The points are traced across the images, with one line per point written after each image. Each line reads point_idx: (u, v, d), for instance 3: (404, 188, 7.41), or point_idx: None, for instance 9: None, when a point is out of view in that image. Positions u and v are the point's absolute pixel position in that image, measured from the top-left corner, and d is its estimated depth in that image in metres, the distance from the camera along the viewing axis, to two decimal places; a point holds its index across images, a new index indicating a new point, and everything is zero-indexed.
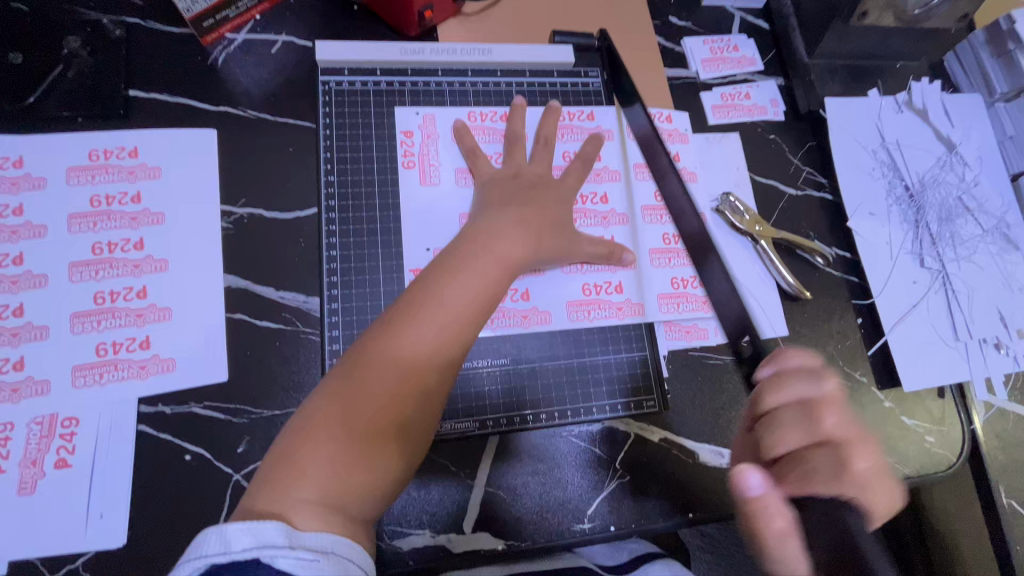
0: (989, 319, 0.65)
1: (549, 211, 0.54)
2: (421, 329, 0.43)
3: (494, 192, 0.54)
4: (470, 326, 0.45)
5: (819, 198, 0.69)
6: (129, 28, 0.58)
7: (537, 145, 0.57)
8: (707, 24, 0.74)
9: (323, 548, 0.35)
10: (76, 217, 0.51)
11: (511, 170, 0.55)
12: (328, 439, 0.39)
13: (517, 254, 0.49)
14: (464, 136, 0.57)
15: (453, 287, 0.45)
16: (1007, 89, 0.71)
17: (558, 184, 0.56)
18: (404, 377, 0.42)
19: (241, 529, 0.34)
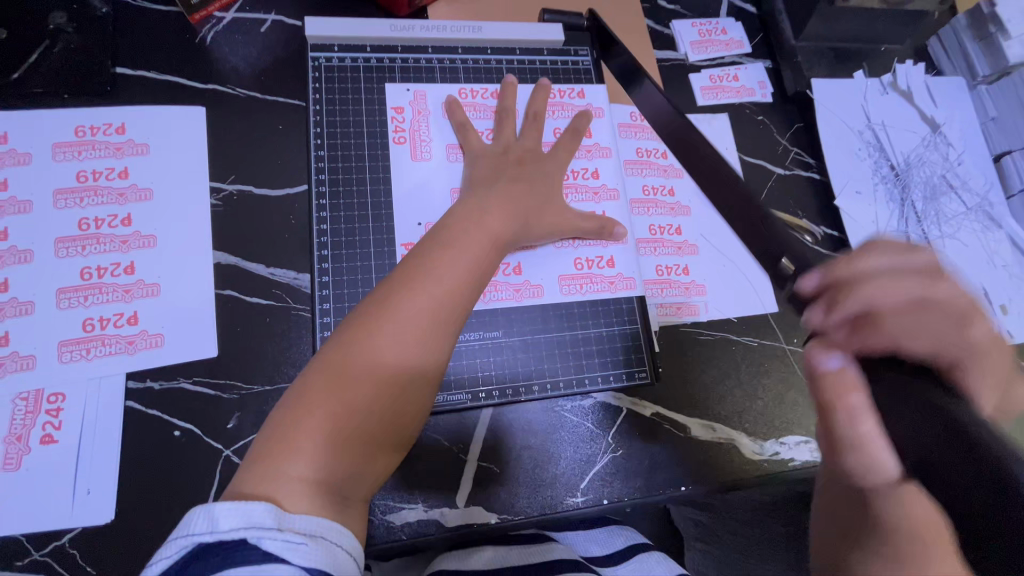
0: (973, 295, 0.66)
1: (540, 187, 0.54)
2: (416, 302, 0.43)
3: (485, 166, 0.54)
4: (465, 301, 0.46)
5: (806, 177, 0.70)
6: (116, 7, 0.58)
7: (527, 121, 0.58)
8: (695, 7, 0.75)
9: (313, 532, 0.34)
10: (62, 192, 0.51)
11: (501, 145, 0.56)
12: (324, 413, 0.38)
13: (506, 228, 0.50)
14: (455, 110, 0.57)
15: (447, 262, 0.46)
16: (989, 72, 0.72)
17: (548, 160, 0.56)
18: (399, 351, 0.42)
19: (229, 509, 0.33)
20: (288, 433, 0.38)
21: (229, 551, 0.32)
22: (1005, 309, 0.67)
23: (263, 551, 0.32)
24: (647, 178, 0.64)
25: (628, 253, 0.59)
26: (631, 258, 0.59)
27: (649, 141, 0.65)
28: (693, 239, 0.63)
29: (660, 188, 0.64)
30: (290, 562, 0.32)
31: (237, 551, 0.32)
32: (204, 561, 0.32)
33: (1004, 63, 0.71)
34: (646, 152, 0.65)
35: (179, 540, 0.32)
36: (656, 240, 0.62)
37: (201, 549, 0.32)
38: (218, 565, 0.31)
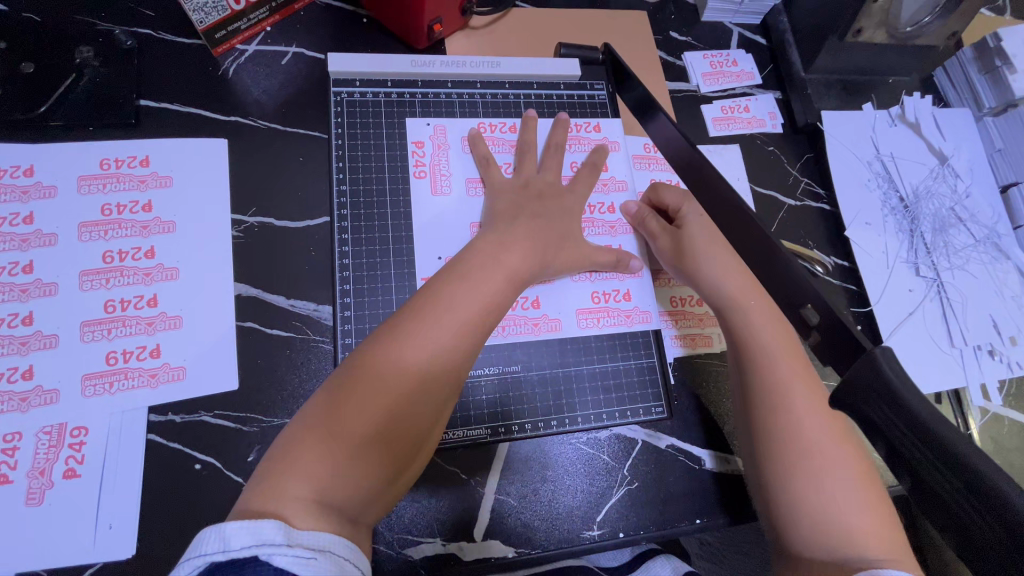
0: (983, 327, 0.67)
1: (559, 220, 0.54)
2: (432, 328, 0.44)
3: (505, 201, 0.54)
4: (480, 331, 0.46)
5: (817, 209, 0.71)
6: (141, 40, 0.59)
7: (545, 155, 0.58)
8: (706, 39, 0.76)
9: (320, 546, 0.34)
10: (87, 225, 0.52)
11: (520, 180, 0.56)
12: (328, 430, 0.39)
13: (526, 263, 0.50)
14: (478, 143, 0.58)
15: (464, 292, 0.46)
16: (995, 104, 0.74)
17: (566, 193, 0.57)
18: (412, 375, 0.42)
19: (239, 526, 0.33)
20: (295, 451, 0.38)
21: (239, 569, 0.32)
22: (1014, 340, 0.67)
23: (275, 566, 0.32)
24: None
25: (644, 286, 0.60)
26: (647, 291, 0.60)
27: (663, 173, 0.65)
28: None
29: None
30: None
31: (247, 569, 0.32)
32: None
33: (1010, 96, 0.72)
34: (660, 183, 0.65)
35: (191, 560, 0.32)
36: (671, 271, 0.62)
37: (213, 567, 0.32)
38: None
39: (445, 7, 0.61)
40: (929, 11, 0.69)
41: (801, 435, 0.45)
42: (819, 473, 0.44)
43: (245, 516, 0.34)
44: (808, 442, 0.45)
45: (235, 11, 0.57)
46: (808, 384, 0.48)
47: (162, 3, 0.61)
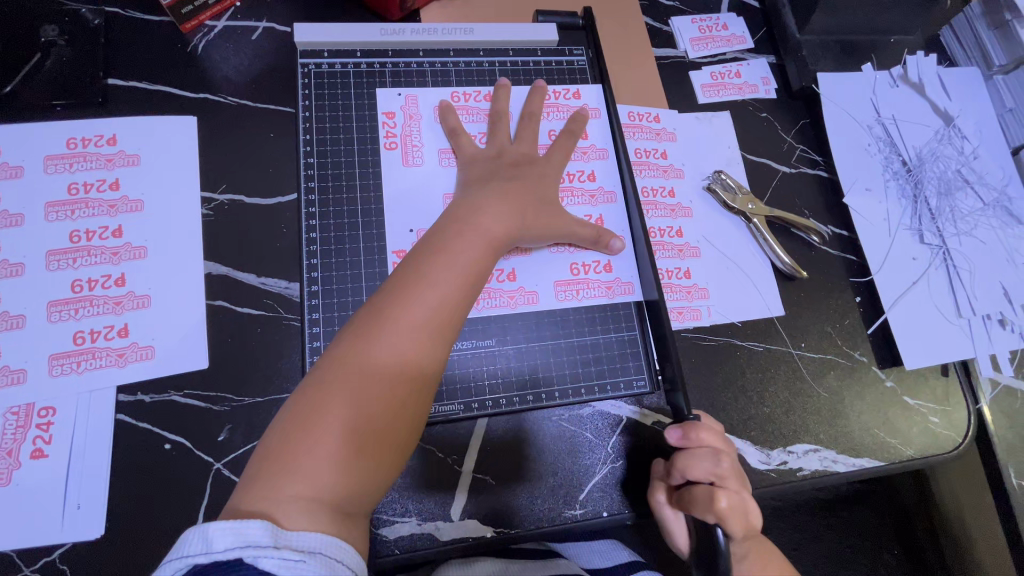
0: (993, 295, 0.63)
1: (534, 187, 0.52)
2: (411, 310, 0.42)
3: (478, 169, 0.53)
4: (461, 308, 0.44)
5: (813, 176, 0.68)
6: (108, 18, 0.58)
7: (521, 122, 0.56)
8: (694, 3, 0.73)
9: (312, 548, 0.33)
10: (53, 205, 0.51)
11: (495, 150, 0.54)
12: (321, 427, 0.37)
13: (500, 231, 0.48)
14: (448, 114, 0.56)
15: (443, 270, 0.44)
16: (1006, 61, 0.70)
17: (544, 159, 0.55)
18: (395, 364, 0.40)
19: (223, 528, 0.32)
20: (288, 450, 0.37)
21: (225, 569, 0.32)
22: None
23: (261, 569, 0.32)
24: (647, 180, 0.63)
25: (626, 255, 0.57)
26: (630, 260, 0.57)
27: (648, 142, 0.64)
28: (694, 242, 0.62)
29: (660, 190, 0.63)
30: None
31: (233, 569, 0.32)
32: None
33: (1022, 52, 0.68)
34: (645, 152, 0.64)
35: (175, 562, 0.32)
36: (657, 243, 0.61)
37: (200, 567, 0.32)
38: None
39: None
40: None
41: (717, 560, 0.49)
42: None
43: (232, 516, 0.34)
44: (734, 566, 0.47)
45: None
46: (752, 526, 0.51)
47: None
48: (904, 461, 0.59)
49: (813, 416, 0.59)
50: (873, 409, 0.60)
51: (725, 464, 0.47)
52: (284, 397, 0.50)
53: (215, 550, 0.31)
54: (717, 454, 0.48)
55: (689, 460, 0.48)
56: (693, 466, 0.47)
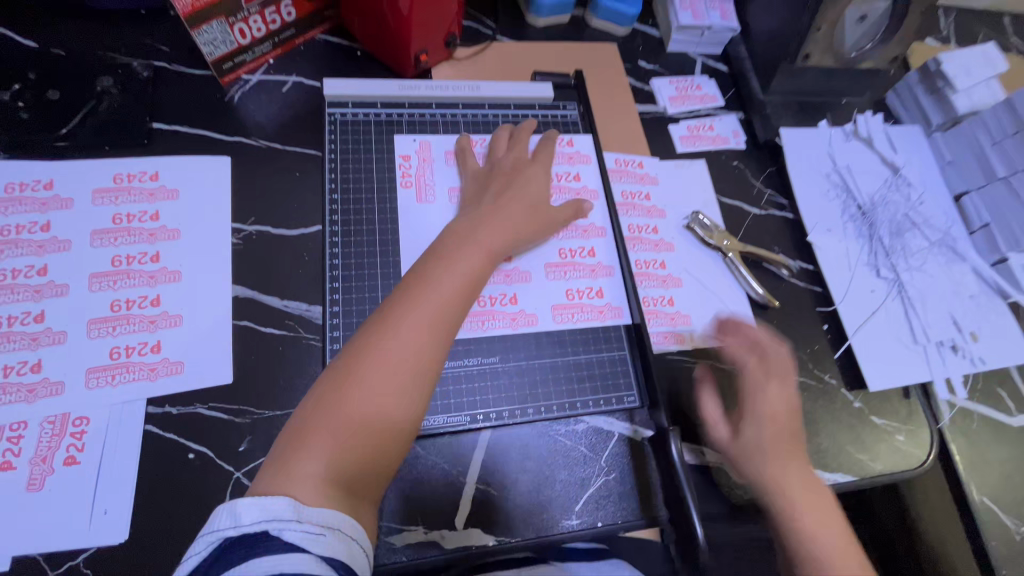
0: (944, 324, 0.70)
1: (523, 193, 0.59)
2: (416, 310, 0.46)
3: (475, 183, 0.60)
4: (461, 309, 0.48)
5: (781, 217, 0.76)
6: (156, 71, 0.65)
7: (512, 140, 0.64)
8: (672, 67, 0.83)
9: (330, 525, 0.37)
10: (98, 233, 0.56)
11: (491, 165, 0.62)
12: (334, 412, 0.41)
13: (499, 244, 0.54)
14: (465, 150, 0.63)
15: (445, 275, 0.49)
16: (943, 120, 0.80)
17: (530, 169, 0.62)
18: (401, 357, 0.44)
19: (251, 503, 0.36)
20: (304, 433, 0.41)
21: (253, 541, 0.35)
22: (975, 336, 0.70)
23: (285, 541, 0.35)
24: (633, 218, 0.70)
25: (615, 284, 0.64)
26: (619, 288, 0.64)
27: (633, 184, 0.72)
28: (676, 273, 0.68)
29: (645, 227, 0.70)
30: (311, 551, 0.35)
31: (260, 541, 0.35)
32: (231, 553, 0.34)
33: (955, 113, 0.79)
34: (630, 194, 0.71)
35: (206, 536, 0.35)
36: (643, 274, 0.67)
37: (226, 541, 0.35)
38: (244, 554, 0.34)
39: (430, 41, 0.69)
40: (870, 40, 0.77)
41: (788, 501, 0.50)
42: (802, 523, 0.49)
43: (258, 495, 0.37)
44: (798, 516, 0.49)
45: (242, 45, 0.65)
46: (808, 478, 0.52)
47: (176, 39, 0.68)
48: (875, 476, 0.63)
49: None
50: (843, 427, 0.65)
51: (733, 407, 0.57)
52: None
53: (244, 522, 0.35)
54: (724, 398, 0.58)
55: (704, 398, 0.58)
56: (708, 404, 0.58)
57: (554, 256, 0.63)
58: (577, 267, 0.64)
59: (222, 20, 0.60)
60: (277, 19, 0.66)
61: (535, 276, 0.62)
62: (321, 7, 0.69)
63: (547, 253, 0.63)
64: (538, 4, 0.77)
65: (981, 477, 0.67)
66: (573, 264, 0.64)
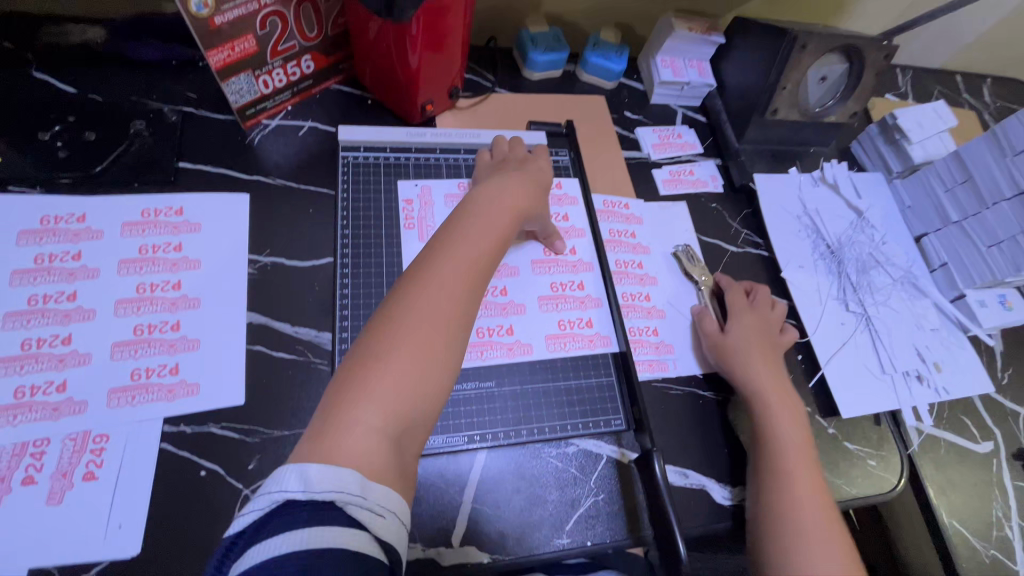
0: (909, 355, 0.76)
1: (534, 176, 0.65)
2: (454, 254, 0.50)
3: (486, 171, 0.67)
4: (492, 259, 0.53)
5: (756, 255, 0.82)
6: (184, 116, 0.71)
7: (513, 143, 0.71)
8: (655, 117, 0.91)
9: (391, 507, 0.38)
10: (126, 262, 0.61)
11: (499, 157, 0.69)
12: (383, 364, 0.43)
13: (518, 208, 0.59)
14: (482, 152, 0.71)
15: (476, 229, 0.54)
16: (901, 168, 0.88)
17: (537, 159, 0.69)
18: (445, 295, 0.48)
19: (323, 471, 0.37)
20: (355, 383, 0.42)
21: (317, 509, 0.36)
22: (938, 367, 0.76)
23: (349, 516, 0.36)
24: (620, 254, 0.76)
25: (604, 315, 0.69)
26: (607, 318, 0.69)
27: (620, 223, 0.78)
28: (660, 305, 0.73)
29: (631, 262, 0.75)
30: (367, 530, 0.37)
31: (324, 510, 0.36)
32: (296, 517, 0.36)
33: (911, 162, 0.87)
34: (617, 232, 0.77)
35: (275, 494, 0.36)
36: (629, 306, 0.72)
37: (292, 502, 0.36)
38: (309, 519, 0.35)
39: (436, 92, 0.76)
40: (831, 97, 0.87)
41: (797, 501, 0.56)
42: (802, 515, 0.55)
43: (321, 458, 0.38)
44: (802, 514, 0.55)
45: (264, 94, 0.71)
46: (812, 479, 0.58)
47: (203, 87, 0.74)
48: (850, 500, 0.67)
49: None
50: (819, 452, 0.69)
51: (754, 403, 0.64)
52: None
53: (314, 487, 0.36)
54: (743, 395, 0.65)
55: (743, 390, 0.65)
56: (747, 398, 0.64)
57: (546, 289, 0.69)
58: (567, 299, 0.69)
59: (249, 72, 0.67)
60: (298, 71, 0.73)
61: (529, 308, 0.67)
62: (337, 60, 0.76)
63: (540, 287, 0.69)
64: (533, 61, 0.85)
65: (951, 501, 0.71)
66: (564, 296, 0.69)
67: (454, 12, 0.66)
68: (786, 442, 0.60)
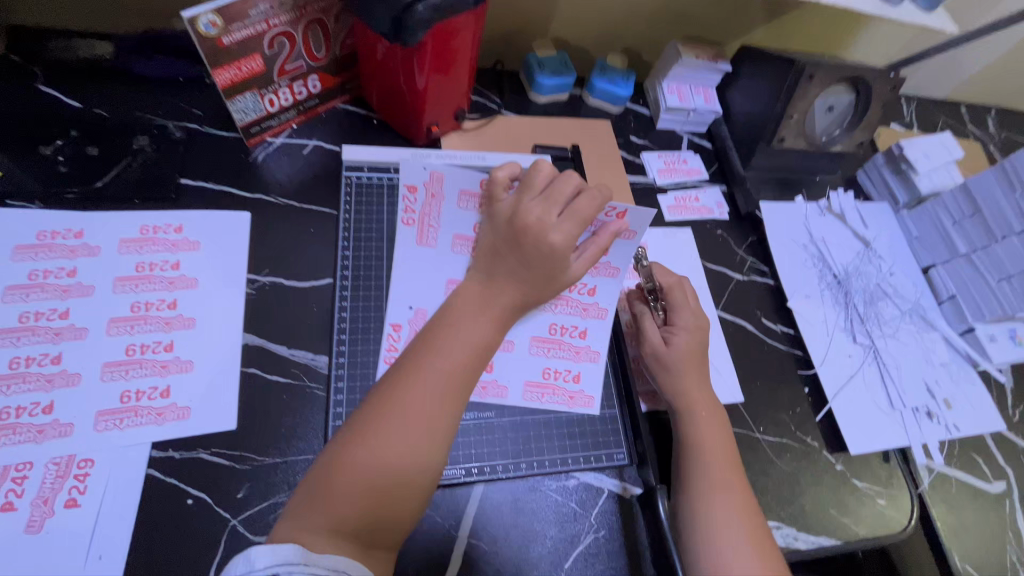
0: (918, 390, 0.74)
1: (543, 256, 0.52)
2: (425, 373, 0.48)
3: (490, 241, 0.56)
4: (469, 372, 0.50)
5: (762, 284, 0.81)
6: (188, 132, 0.71)
7: (545, 190, 0.55)
8: (661, 142, 0.91)
9: (337, 569, 0.40)
10: (121, 280, 0.59)
11: (511, 212, 0.55)
12: (356, 462, 0.43)
13: (513, 301, 0.54)
14: (494, 191, 0.57)
15: (457, 325, 0.51)
16: (908, 199, 0.88)
17: (554, 233, 0.52)
18: (422, 391, 0.47)
19: (263, 550, 0.39)
20: (322, 481, 0.43)
21: None
22: (948, 404, 0.74)
23: None
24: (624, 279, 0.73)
25: (595, 372, 0.64)
26: (598, 377, 0.64)
27: None
28: None
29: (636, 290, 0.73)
30: None
31: None
32: None
33: (919, 193, 0.86)
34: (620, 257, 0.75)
35: None
36: (629, 334, 0.70)
37: None
38: None
39: (441, 114, 0.76)
40: (839, 126, 0.86)
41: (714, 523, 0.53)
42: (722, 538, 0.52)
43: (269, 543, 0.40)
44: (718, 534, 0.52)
45: (270, 112, 0.71)
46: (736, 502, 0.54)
47: (208, 104, 0.74)
48: (859, 541, 0.65)
49: (775, 494, 0.65)
50: (827, 490, 0.67)
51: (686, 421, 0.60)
52: (302, 459, 0.56)
53: (257, 567, 0.38)
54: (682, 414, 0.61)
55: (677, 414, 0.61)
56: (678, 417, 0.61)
57: (543, 331, 0.64)
58: (563, 346, 0.64)
59: (255, 91, 0.67)
60: (304, 91, 0.72)
61: (517, 344, 0.63)
62: (345, 80, 0.76)
63: (537, 326, 0.64)
64: (540, 84, 0.85)
65: (962, 543, 0.69)
66: (560, 342, 0.64)
67: (463, 35, 0.66)
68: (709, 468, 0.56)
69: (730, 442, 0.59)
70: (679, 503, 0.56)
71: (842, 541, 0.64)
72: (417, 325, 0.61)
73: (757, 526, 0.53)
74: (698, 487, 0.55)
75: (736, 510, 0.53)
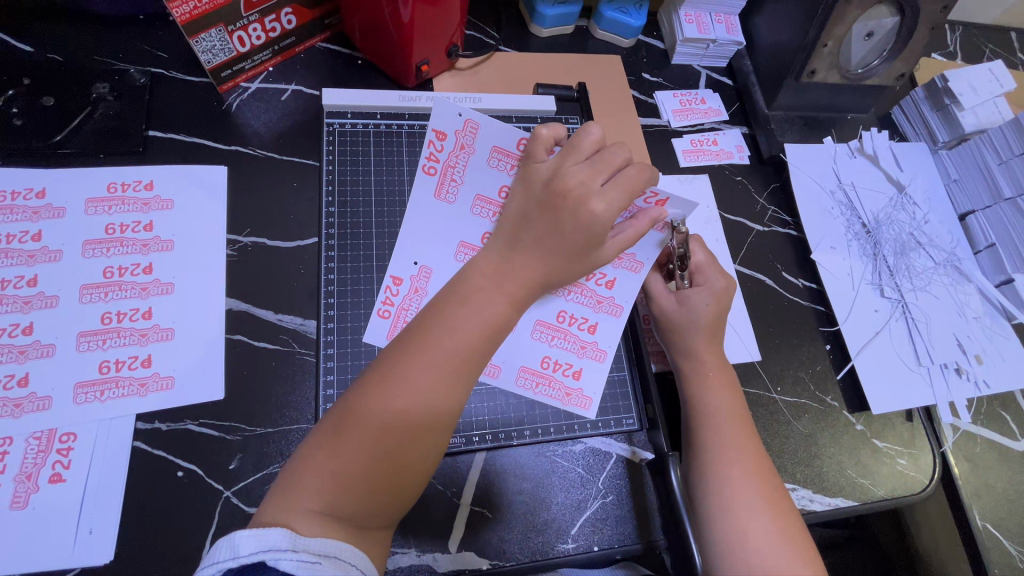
0: (949, 346, 0.70)
1: (575, 225, 0.47)
2: (430, 353, 0.43)
3: (518, 205, 0.49)
4: (478, 356, 0.45)
5: (784, 234, 0.75)
6: (153, 78, 0.64)
7: (592, 157, 0.49)
8: (676, 80, 0.82)
9: (327, 553, 0.36)
10: (90, 243, 0.55)
11: (551, 177, 0.49)
12: (349, 445, 0.40)
13: (537, 270, 0.48)
14: (535, 148, 0.50)
15: (468, 298, 0.46)
16: (948, 138, 0.79)
17: (597, 202, 0.47)
18: (427, 373, 0.42)
19: (248, 535, 0.35)
20: (314, 461, 0.39)
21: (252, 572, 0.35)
22: (979, 359, 0.70)
23: (281, 571, 0.35)
24: None
25: (598, 371, 0.58)
26: (599, 377, 0.58)
27: None
28: None
29: None
30: None
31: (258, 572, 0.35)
32: None
33: (960, 131, 0.77)
34: None
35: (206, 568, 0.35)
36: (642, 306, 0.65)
37: (228, 572, 0.35)
38: None
39: (432, 51, 0.68)
40: (877, 56, 0.77)
41: (733, 495, 0.49)
42: (739, 509, 0.48)
43: (256, 525, 0.37)
44: (734, 505, 0.48)
45: (240, 53, 0.64)
46: (756, 474, 0.50)
47: (174, 45, 0.67)
48: (877, 501, 0.62)
49: (791, 456, 0.63)
50: (845, 450, 0.64)
51: (704, 389, 0.56)
52: (295, 429, 0.53)
53: (241, 554, 0.35)
54: (698, 379, 0.56)
55: (695, 382, 0.56)
56: (696, 384, 0.56)
57: (550, 315, 0.58)
58: (568, 336, 0.58)
59: (221, 27, 0.59)
60: (278, 27, 0.64)
61: (521, 326, 0.57)
62: (323, 14, 0.68)
63: (545, 309, 0.58)
64: (542, 15, 0.76)
65: (977, 499, 0.67)
66: (566, 331, 0.58)
67: None
68: (724, 437, 0.52)
69: (746, 409, 0.55)
70: (695, 472, 0.52)
71: (858, 501, 0.62)
72: (420, 284, 0.56)
73: (779, 499, 0.49)
74: (714, 457, 0.51)
75: (759, 481, 0.49)
